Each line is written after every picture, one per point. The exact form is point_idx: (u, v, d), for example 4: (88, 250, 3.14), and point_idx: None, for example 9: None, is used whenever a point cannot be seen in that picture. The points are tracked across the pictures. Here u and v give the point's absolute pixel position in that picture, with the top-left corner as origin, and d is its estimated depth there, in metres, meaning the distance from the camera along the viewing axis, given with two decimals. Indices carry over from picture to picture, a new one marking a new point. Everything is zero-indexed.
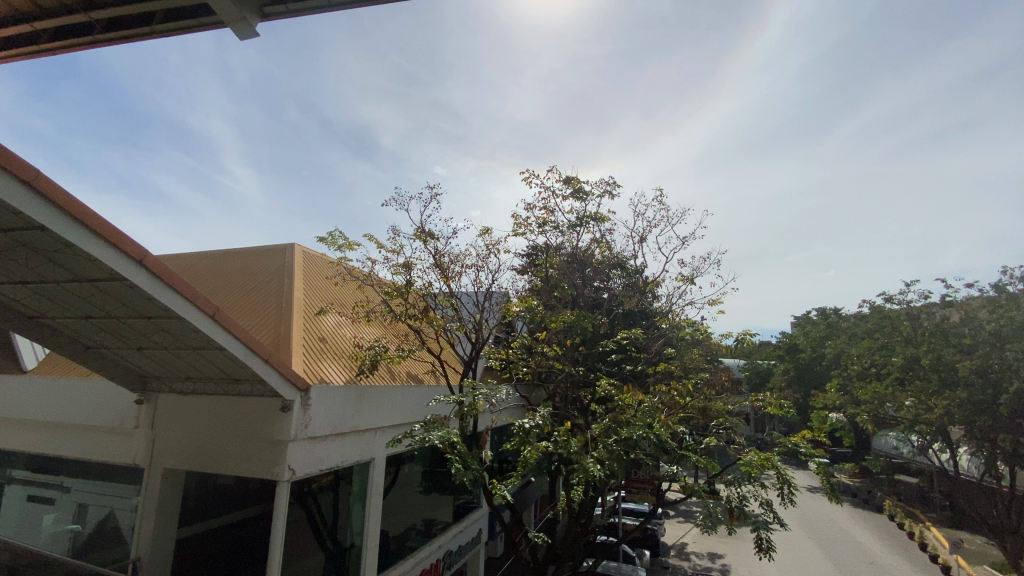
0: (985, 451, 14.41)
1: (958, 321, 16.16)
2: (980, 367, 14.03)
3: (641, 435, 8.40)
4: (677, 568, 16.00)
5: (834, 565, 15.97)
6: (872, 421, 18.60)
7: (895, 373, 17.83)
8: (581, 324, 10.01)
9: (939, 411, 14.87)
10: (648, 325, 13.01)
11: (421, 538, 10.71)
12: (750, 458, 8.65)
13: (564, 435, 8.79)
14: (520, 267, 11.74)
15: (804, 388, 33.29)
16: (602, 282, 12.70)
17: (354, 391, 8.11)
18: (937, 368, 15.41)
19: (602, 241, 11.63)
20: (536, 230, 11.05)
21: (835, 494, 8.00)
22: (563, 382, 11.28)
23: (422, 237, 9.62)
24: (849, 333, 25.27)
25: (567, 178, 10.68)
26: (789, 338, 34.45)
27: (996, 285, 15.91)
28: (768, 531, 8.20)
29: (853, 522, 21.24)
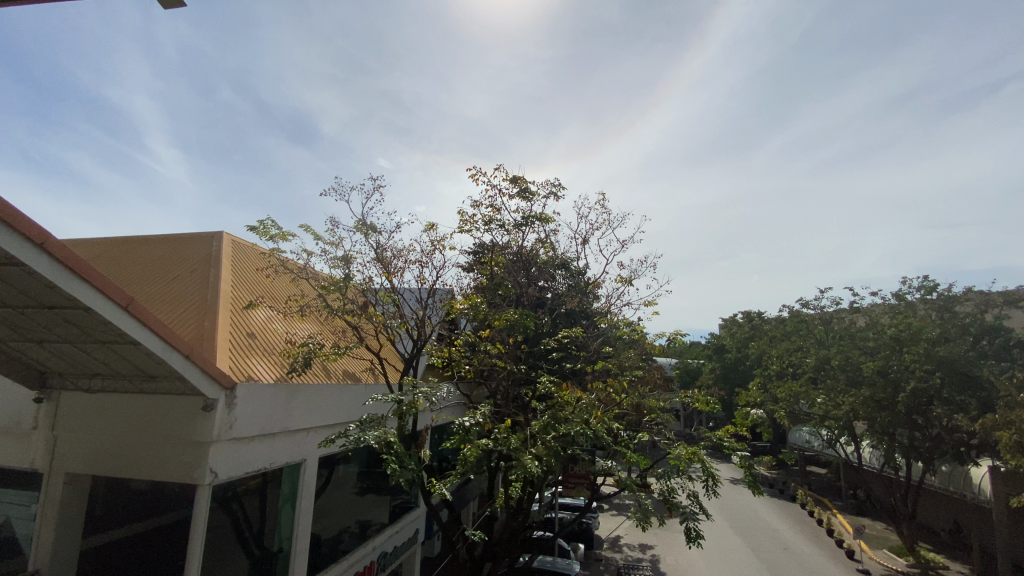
0: (886, 444, 15.86)
1: (864, 326, 17.81)
2: (882, 368, 15.45)
3: (578, 432, 8.59)
4: (610, 559, 16.53)
5: (752, 552, 17.09)
6: (788, 417, 20.07)
7: (809, 373, 19.35)
8: (524, 323, 10.07)
9: (846, 407, 16.26)
10: (588, 324, 13.34)
11: (355, 540, 10.43)
12: (679, 452, 9.07)
13: (504, 432, 8.82)
14: (465, 265, 11.64)
15: (729, 386, 35.46)
16: (546, 282, 12.77)
17: (284, 389, 7.75)
18: (845, 368, 16.85)
19: (547, 240, 11.75)
20: (482, 227, 10.95)
21: (754, 486, 8.55)
22: (504, 380, 11.29)
23: (363, 230, 9.32)
24: (770, 335, 27.17)
25: (514, 178, 10.70)
26: (717, 338, 36.57)
27: (896, 294, 17.69)
28: (695, 521, 8.63)
29: (770, 511, 22.83)
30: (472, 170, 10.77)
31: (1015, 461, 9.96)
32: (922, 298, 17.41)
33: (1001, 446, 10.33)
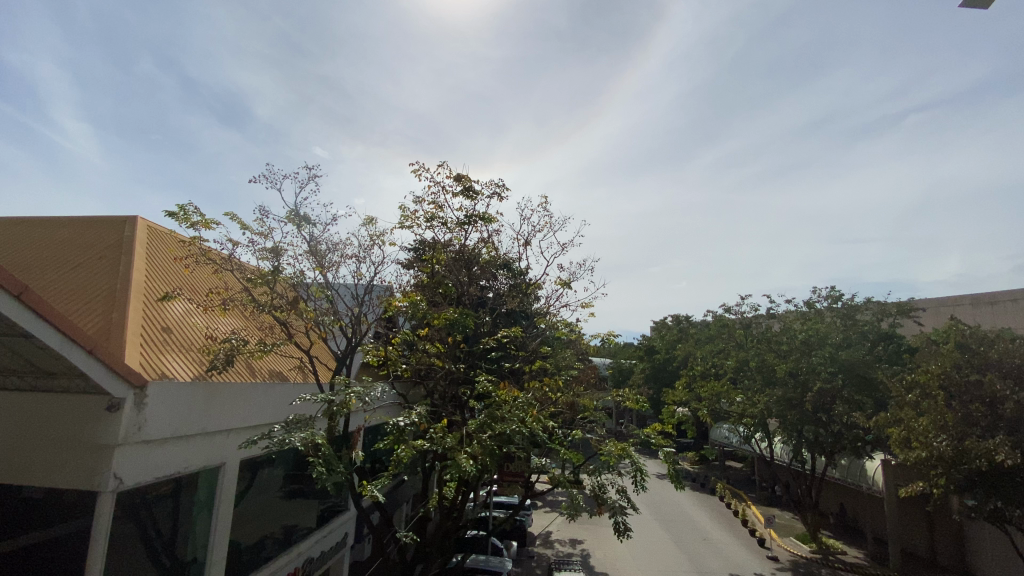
0: (795, 439, 17.21)
1: (780, 330, 19.33)
2: (793, 369, 16.92)
3: (514, 431, 8.68)
4: (542, 555, 16.82)
5: (675, 543, 18.00)
6: (710, 415, 21.32)
7: (730, 373, 20.68)
8: (463, 322, 10.02)
9: (762, 406, 17.53)
10: (528, 324, 13.51)
11: (278, 547, 9.94)
12: (609, 449, 9.41)
13: (440, 432, 8.76)
14: (405, 262, 11.43)
15: (658, 385, 37.15)
16: (488, 282, 12.68)
17: (203, 388, 7.26)
18: (761, 370, 18.14)
19: (490, 240, 11.75)
20: (424, 224, 10.76)
21: (677, 480, 9.02)
22: (442, 380, 11.15)
23: (295, 221, 8.91)
24: (696, 337, 28.75)
25: (457, 175, 10.60)
26: (649, 340, 38.25)
27: (807, 302, 19.39)
28: (623, 515, 8.98)
29: (692, 504, 24.16)
30: (416, 168, 9.53)
31: (902, 454, 11.11)
32: (829, 306, 19.16)
33: (892, 440, 11.51)
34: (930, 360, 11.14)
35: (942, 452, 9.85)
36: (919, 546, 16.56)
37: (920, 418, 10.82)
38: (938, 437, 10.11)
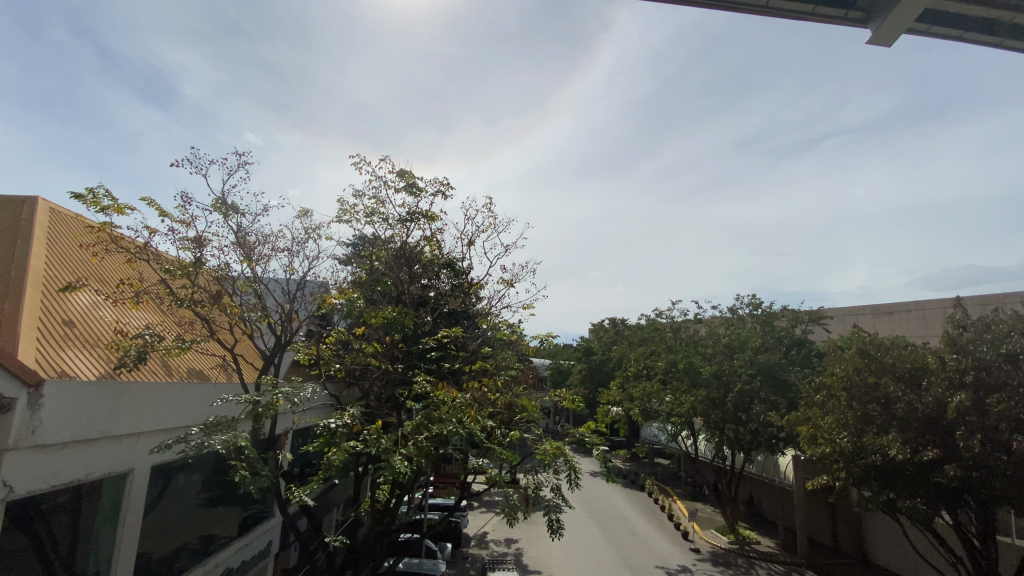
0: (717, 437, 18.31)
1: (707, 334, 20.52)
2: (718, 371, 18.02)
3: (450, 431, 8.63)
4: (476, 556, 16.79)
5: (605, 539, 18.59)
6: (642, 415, 22.23)
7: (660, 375, 21.66)
8: (402, 321, 9.82)
9: (688, 406, 18.54)
10: (469, 324, 13.47)
11: (194, 558, 9.26)
12: (545, 447, 9.58)
13: (374, 433, 8.58)
14: (342, 258, 11.05)
15: (594, 385, 38.23)
16: (429, 281, 12.52)
17: (110, 388, 6.66)
18: (688, 371, 19.16)
19: (433, 238, 11.61)
20: (363, 219, 10.47)
21: (609, 476, 9.33)
22: (378, 380, 10.85)
23: (221, 210, 8.38)
24: (630, 340, 29.89)
25: (401, 171, 10.41)
26: (586, 342, 39.32)
27: (731, 309, 20.73)
28: (556, 513, 9.16)
29: (623, 501, 25.06)
30: (357, 160, 10.06)
31: (810, 450, 12.14)
32: (750, 313, 20.60)
33: (802, 437, 12.53)
34: (836, 363, 12.24)
35: (844, 448, 10.79)
36: (823, 534, 18.12)
37: (826, 417, 11.87)
38: (841, 434, 11.08)
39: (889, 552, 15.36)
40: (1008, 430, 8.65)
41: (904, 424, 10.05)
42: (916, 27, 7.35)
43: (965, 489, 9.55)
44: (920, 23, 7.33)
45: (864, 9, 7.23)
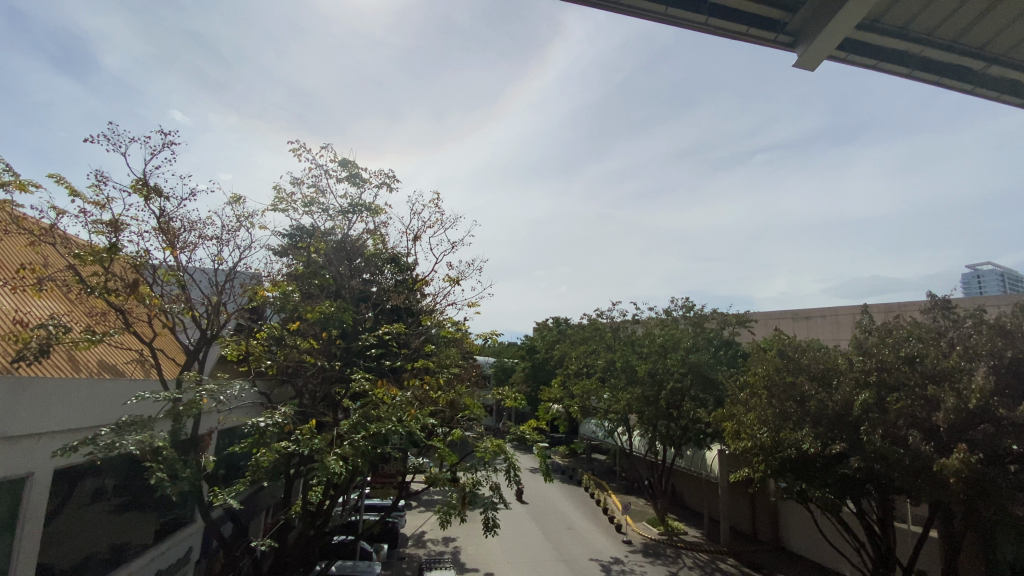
0: (650, 432, 19.08)
1: (644, 334, 21.36)
2: (652, 369, 18.84)
3: (389, 430, 8.46)
4: (413, 555, 16.54)
5: (543, 534, 18.93)
6: (581, 412, 22.78)
7: (599, 372, 22.28)
8: (340, 316, 9.48)
9: (625, 403, 19.23)
10: (412, 321, 13.23)
11: (102, 569, 8.50)
12: (485, 445, 9.61)
13: (307, 433, 8.27)
14: (277, 248, 10.54)
15: (536, 383, 38.73)
16: (371, 275, 12.18)
17: (5, 383, 5.98)
18: (625, 369, 19.88)
19: (376, 232, 11.29)
20: (301, 208, 10.05)
21: (548, 473, 9.50)
22: (313, 378, 10.43)
23: (143, 191, 7.75)
24: (571, 339, 30.55)
25: (343, 161, 10.08)
26: (530, 340, 39.79)
27: (666, 310, 21.68)
28: (494, 511, 9.22)
29: (560, 496, 25.59)
30: (295, 146, 10.31)
31: (733, 444, 12.94)
32: (683, 314, 21.65)
33: (727, 433, 13.32)
34: (759, 363, 13.09)
35: (763, 442, 11.61)
36: (744, 523, 19.33)
37: (749, 413, 12.69)
38: (761, 429, 11.89)
39: (800, 538, 16.67)
40: (905, 426, 9.53)
41: (816, 420, 10.92)
42: (837, 54, 7.96)
43: (867, 479, 10.46)
44: (840, 51, 7.93)
45: (792, 34, 7.75)
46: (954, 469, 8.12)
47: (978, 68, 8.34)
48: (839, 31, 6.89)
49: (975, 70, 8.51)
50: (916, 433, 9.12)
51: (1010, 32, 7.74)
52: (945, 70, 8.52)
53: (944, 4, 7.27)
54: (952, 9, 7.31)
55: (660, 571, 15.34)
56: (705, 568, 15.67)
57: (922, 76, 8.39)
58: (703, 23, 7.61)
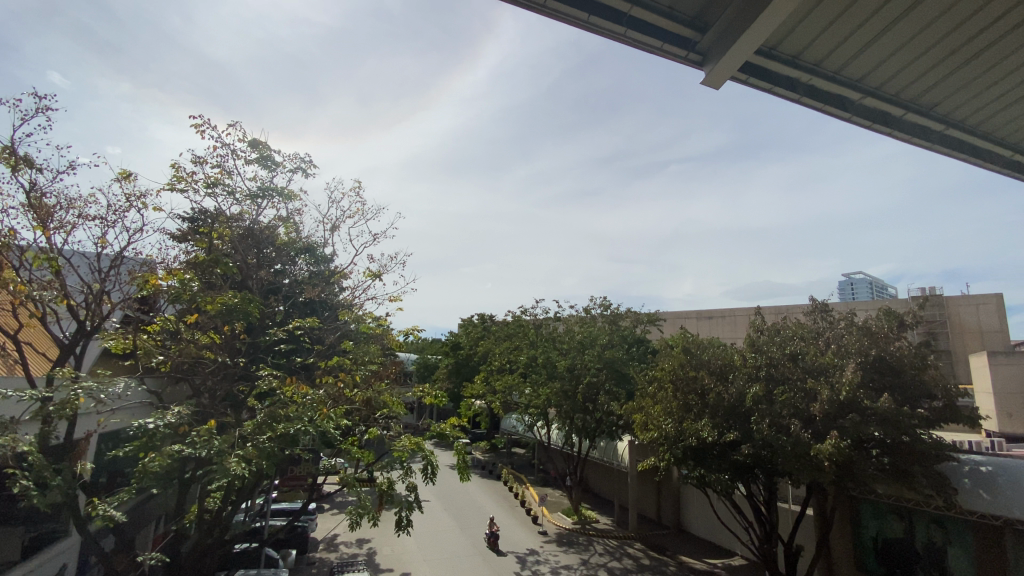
0: (568, 425, 19.74)
1: (564, 331, 22.00)
2: (571, 365, 19.49)
3: (298, 430, 8.01)
4: (323, 560, 15.78)
5: (460, 529, 18.96)
6: (501, 407, 22.99)
7: (521, 368, 22.60)
8: (247, 309, 8.80)
9: (545, 397, 19.72)
10: (327, 315, 12.60)
11: None
12: (403, 443, 9.42)
13: (204, 435, 7.64)
14: (175, 234, 9.59)
15: (459, 379, 38.55)
16: (283, 266, 11.46)
17: None
18: (546, 365, 20.38)
19: (288, 219, 10.61)
20: (203, 190, 9.21)
21: (466, 470, 9.51)
22: (213, 376, 9.62)
23: (9, 160, 6.73)
24: (495, 335, 30.77)
25: (252, 141, 9.36)
26: (454, 335, 39.52)
27: (586, 308, 22.47)
28: (410, 510, 9.07)
29: (480, 491, 25.71)
30: (196, 118, 8.98)
31: (642, 435, 13.71)
32: (601, 313, 22.58)
33: (637, 424, 14.09)
34: (666, 359, 13.98)
35: (668, 433, 12.43)
36: (650, 509, 20.62)
37: (657, 405, 13.50)
38: (667, 420, 12.71)
39: (699, 521, 18.06)
40: (788, 416, 10.63)
41: (715, 411, 11.88)
42: (740, 76, 8.60)
43: (756, 464, 11.55)
44: (742, 73, 8.58)
45: (701, 53, 8.27)
46: (826, 453, 9.21)
47: (855, 98, 9.37)
48: (738, 56, 7.47)
49: (853, 99, 9.54)
50: (796, 421, 10.21)
51: (882, 67, 8.73)
52: (829, 97, 9.49)
53: (831, 37, 8.07)
54: (837, 42, 8.12)
55: (573, 559, 15.92)
56: (615, 553, 16.49)
57: (810, 102, 9.28)
58: (621, 34, 7.89)
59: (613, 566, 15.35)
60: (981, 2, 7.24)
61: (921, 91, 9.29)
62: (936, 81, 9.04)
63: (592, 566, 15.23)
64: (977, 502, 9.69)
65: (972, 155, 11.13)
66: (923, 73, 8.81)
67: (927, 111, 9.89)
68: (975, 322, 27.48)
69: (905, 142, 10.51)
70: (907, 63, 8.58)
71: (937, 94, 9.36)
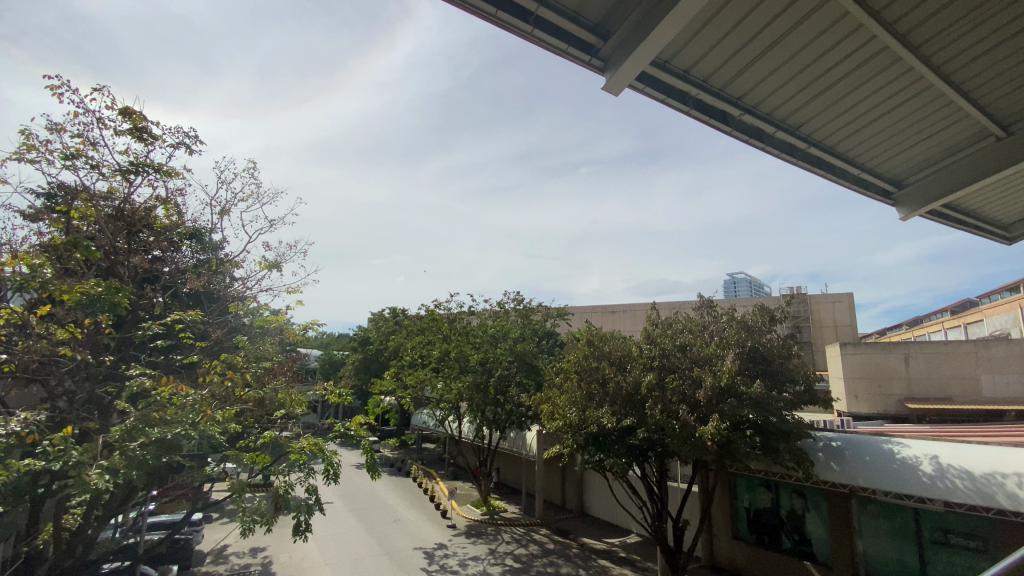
0: (479, 418, 19.90)
1: (476, 325, 22.08)
2: (483, 359, 19.65)
3: (177, 435, 7.31)
4: (209, 574, 14.51)
5: (366, 529, 18.37)
6: (412, 402, 22.59)
7: (433, 362, 22.19)
8: (117, 300, 7.78)
9: (456, 391, 19.68)
10: (215, 308, 11.54)
11: None
12: (300, 445, 8.89)
13: (59, 444, 6.69)
14: (23, 211, 8.25)
15: (367, 376, 37.24)
16: (164, 253, 10.34)
17: None
18: (458, 359, 20.28)
19: (168, 200, 9.54)
20: (60, 162, 8.00)
21: (372, 468, 9.25)
22: (73, 375, 8.44)
23: None
24: (407, 330, 30.10)
25: (124, 109, 8.27)
26: (364, 330, 38.00)
27: (499, 303, 22.71)
28: (308, 515, 8.59)
29: (388, 488, 25.10)
30: (50, 77, 7.61)
31: (548, 424, 14.23)
32: (513, 307, 22.96)
33: (544, 414, 14.58)
34: (572, 351, 14.57)
35: (572, 421, 12.99)
36: (556, 495, 21.45)
37: (562, 395, 14.07)
38: (570, 409, 13.28)
39: (600, 504, 19.11)
40: (677, 402, 11.57)
41: (614, 399, 12.63)
42: (637, 85, 9.10)
43: (650, 447, 12.41)
44: (639, 82, 9.09)
45: (603, 60, 8.64)
46: (709, 434, 10.15)
47: (735, 114, 10.36)
48: (636, 65, 7.93)
49: (734, 115, 10.55)
50: (684, 407, 11.14)
51: (758, 87, 9.73)
52: (714, 112, 10.41)
53: (718, 54, 8.82)
54: (724, 58, 8.89)
55: (481, 549, 16.09)
56: (521, 540, 16.97)
57: (698, 114, 10.09)
58: (529, 33, 8.00)
59: (519, 553, 15.75)
60: (836, 36, 8.36)
61: (790, 111, 10.50)
62: (801, 104, 10.26)
63: (500, 556, 15.51)
64: (828, 473, 11.22)
65: (830, 172, 12.82)
66: (792, 95, 9.96)
67: (794, 130, 11.21)
68: (831, 317, 31.80)
69: (776, 158, 11.84)
70: (778, 86, 9.66)
71: (803, 115, 10.64)
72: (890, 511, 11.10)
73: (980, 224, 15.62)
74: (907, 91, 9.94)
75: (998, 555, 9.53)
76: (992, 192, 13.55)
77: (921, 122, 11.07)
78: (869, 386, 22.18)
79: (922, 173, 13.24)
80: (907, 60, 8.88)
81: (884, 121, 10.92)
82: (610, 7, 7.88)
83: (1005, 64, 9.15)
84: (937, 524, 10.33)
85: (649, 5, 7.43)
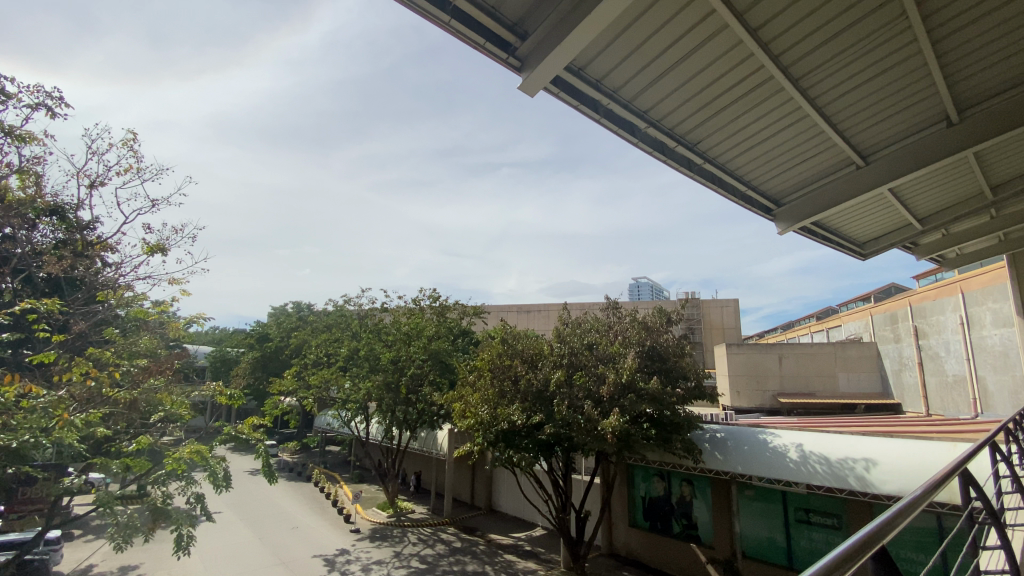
0: (389, 418, 19.32)
1: (388, 322, 21.47)
2: (395, 357, 19.15)
3: (27, 442, 6.35)
4: None
5: (259, 539, 17.10)
6: (315, 404, 21.34)
7: (340, 360, 21.05)
8: None
9: (365, 390, 18.96)
10: (80, 297, 10.10)
11: None
12: (180, 453, 7.95)
13: None
14: None
15: (265, 375, 34.64)
16: (16, 231, 8.90)
17: None
18: (369, 357, 19.58)
19: (25, 168, 8.26)
20: None
21: (269, 473, 8.64)
22: None
23: None
24: (313, 326, 28.43)
25: None
26: (263, 326, 35.32)
27: (413, 301, 22.24)
28: (190, 527, 7.81)
29: (286, 494, 23.58)
30: None
31: (459, 422, 14.19)
32: (428, 305, 22.61)
33: (455, 412, 14.51)
34: (485, 350, 14.63)
35: (483, 418, 13.05)
36: (465, 493, 21.49)
37: (474, 393, 14.10)
38: (482, 407, 13.34)
39: (508, 500, 19.43)
40: (582, 398, 12.06)
41: (525, 396, 12.88)
42: (553, 88, 9.30)
43: (556, 442, 12.79)
44: (555, 86, 9.29)
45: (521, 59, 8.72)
46: (611, 427, 10.69)
47: (643, 126, 10.98)
48: (553, 67, 8.09)
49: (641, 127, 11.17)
50: (589, 402, 11.62)
51: (663, 102, 10.40)
52: (624, 123, 10.95)
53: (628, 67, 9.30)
54: (633, 72, 9.41)
55: (385, 552, 15.65)
56: (428, 540, 16.77)
57: (610, 123, 10.57)
58: (447, 23, 7.83)
59: (425, 553, 15.54)
60: (732, 60, 9.18)
61: (689, 128, 11.35)
62: (699, 122, 11.13)
63: (405, 557, 15.19)
64: (713, 462, 12.30)
65: (721, 188, 14.03)
66: (692, 112, 10.76)
67: (692, 146, 12.13)
68: (720, 320, 35.02)
69: (676, 171, 12.72)
70: (680, 103, 10.40)
71: (700, 133, 11.56)
72: (763, 494, 12.40)
73: (842, 242, 17.92)
74: (787, 118, 11.17)
75: (848, 529, 11.01)
76: (852, 213, 15.59)
77: (799, 146, 12.46)
78: (750, 382, 24.71)
79: (796, 193, 14.94)
80: (788, 90, 9.98)
81: (767, 144, 12.17)
82: (529, 7, 7.99)
83: (866, 99, 10.57)
84: (801, 505, 11.71)
85: (566, 9, 7.63)
